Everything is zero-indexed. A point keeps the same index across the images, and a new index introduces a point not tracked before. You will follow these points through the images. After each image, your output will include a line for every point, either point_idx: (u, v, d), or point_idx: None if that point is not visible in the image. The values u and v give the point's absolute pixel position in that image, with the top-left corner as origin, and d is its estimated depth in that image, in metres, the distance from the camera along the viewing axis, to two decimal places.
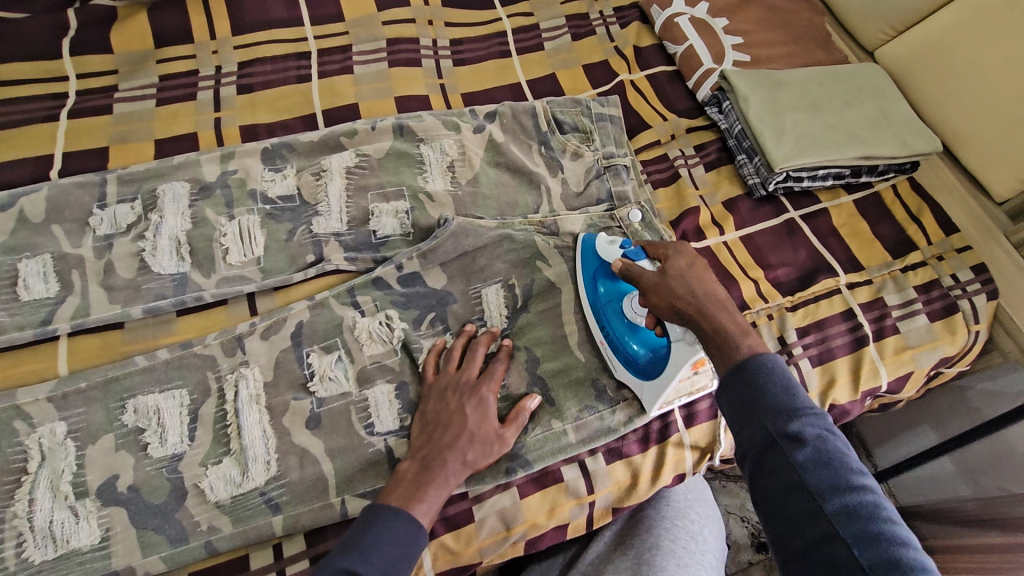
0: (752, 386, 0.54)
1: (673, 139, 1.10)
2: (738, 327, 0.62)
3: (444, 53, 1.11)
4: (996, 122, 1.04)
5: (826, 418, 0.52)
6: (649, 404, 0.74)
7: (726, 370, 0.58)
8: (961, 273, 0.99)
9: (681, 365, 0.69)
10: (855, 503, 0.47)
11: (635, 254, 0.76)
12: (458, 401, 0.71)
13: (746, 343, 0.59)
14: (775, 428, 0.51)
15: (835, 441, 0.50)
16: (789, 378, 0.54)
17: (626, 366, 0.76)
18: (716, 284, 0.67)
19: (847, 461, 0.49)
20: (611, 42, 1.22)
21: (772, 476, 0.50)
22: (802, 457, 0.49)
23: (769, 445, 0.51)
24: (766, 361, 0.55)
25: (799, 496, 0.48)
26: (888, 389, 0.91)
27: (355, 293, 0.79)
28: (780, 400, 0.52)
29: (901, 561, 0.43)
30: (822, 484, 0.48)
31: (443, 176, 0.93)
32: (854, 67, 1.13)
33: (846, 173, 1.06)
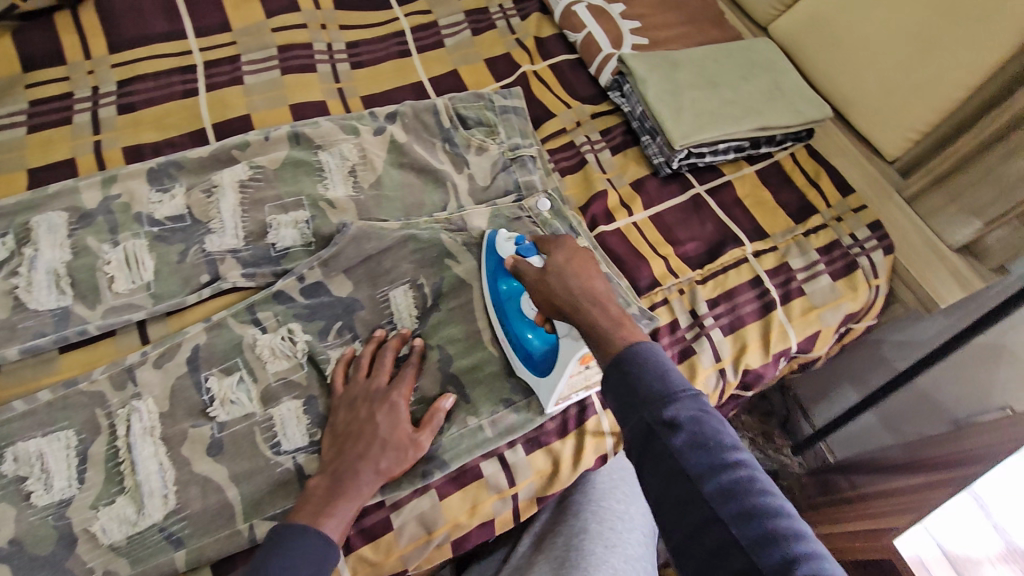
0: (629, 376, 0.55)
1: (578, 126, 1.11)
2: (612, 320, 0.62)
3: (340, 57, 1.09)
4: (878, 85, 1.09)
5: (700, 399, 0.53)
6: (545, 399, 0.74)
7: (607, 362, 0.58)
8: (859, 231, 1.04)
9: (568, 361, 0.70)
10: (732, 481, 0.48)
11: (527, 251, 0.77)
12: (368, 409, 0.69)
13: (619, 335, 0.60)
14: (652, 416, 0.51)
15: (710, 420, 0.51)
16: (662, 364, 0.55)
17: (524, 362, 0.76)
18: (593, 278, 0.68)
19: (721, 439, 0.50)
20: (512, 34, 1.23)
21: (654, 463, 0.50)
22: (679, 442, 0.50)
23: (648, 434, 0.51)
24: (641, 350, 0.56)
25: (680, 481, 0.49)
26: (798, 349, 0.95)
27: (255, 310, 0.77)
28: (655, 387, 0.53)
29: (774, 531, 0.45)
30: (699, 466, 0.49)
31: (345, 182, 0.91)
32: (747, 43, 1.17)
33: (747, 146, 1.09)
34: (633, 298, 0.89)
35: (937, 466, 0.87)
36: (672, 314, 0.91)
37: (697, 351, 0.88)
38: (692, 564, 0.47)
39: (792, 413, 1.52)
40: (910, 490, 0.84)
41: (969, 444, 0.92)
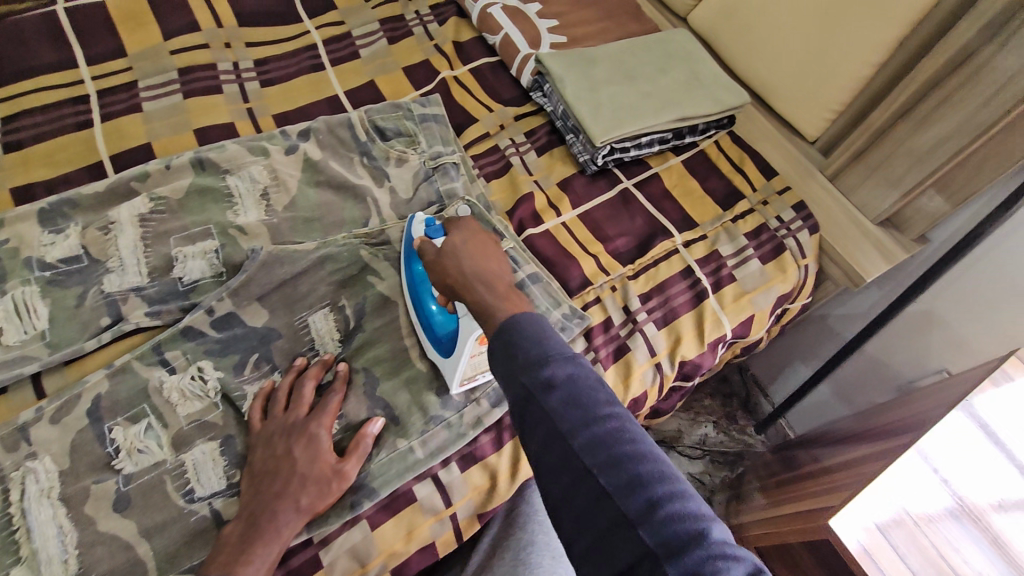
0: (508, 341, 0.54)
1: (502, 129, 1.09)
2: (497, 296, 0.63)
3: (248, 75, 1.05)
4: (793, 67, 1.10)
5: (575, 357, 0.52)
6: (450, 379, 0.73)
7: (491, 332, 0.58)
8: (785, 213, 1.05)
9: (466, 340, 0.70)
10: (605, 433, 0.48)
11: (434, 232, 0.79)
12: (286, 445, 0.66)
13: (501, 309, 0.60)
14: (529, 378, 0.51)
15: (585, 376, 0.51)
16: (541, 328, 0.55)
17: (432, 344, 0.75)
18: (485, 258, 0.71)
19: (595, 394, 0.50)
20: (430, 40, 1.20)
21: (530, 424, 0.50)
22: (553, 402, 0.49)
23: (524, 395, 0.50)
24: (522, 320, 0.56)
25: (556, 441, 0.49)
26: (734, 336, 0.95)
27: (162, 350, 0.73)
28: (532, 349, 0.52)
29: (641, 481, 0.46)
30: (574, 422, 0.49)
31: (257, 207, 0.87)
32: (663, 35, 1.18)
33: (670, 137, 1.09)
34: (563, 297, 0.88)
35: (878, 438, 0.89)
36: (605, 312, 0.90)
37: (632, 347, 0.87)
38: (569, 518, 0.47)
39: (751, 393, 1.57)
40: (855, 463, 0.84)
41: (907, 412, 0.96)
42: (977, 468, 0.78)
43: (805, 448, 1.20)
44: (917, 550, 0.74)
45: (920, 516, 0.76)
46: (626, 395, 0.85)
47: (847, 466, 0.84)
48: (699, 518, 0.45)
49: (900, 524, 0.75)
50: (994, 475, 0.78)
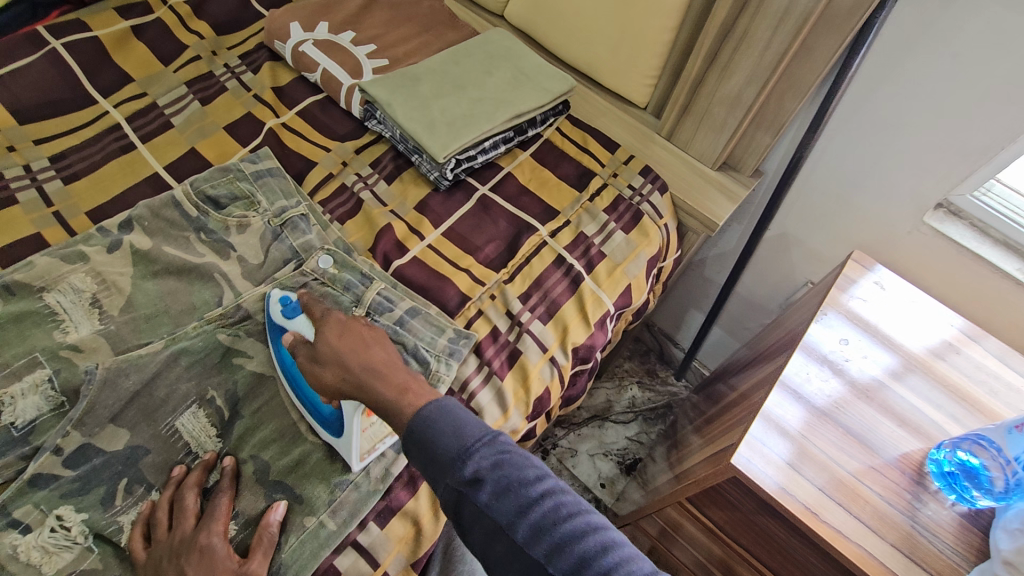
0: (426, 441, 0.58)
1: (345, 166, 1.06)
2: (396, 389, 0.64)
3: (45, 175, 0.94)
4: (606, 43, 1.15)
5: (496, 444, 0.57)
6: (348, 457, 0.70)
7: (402, 431, 0.61)
8: (635, 180, 1.10)
9: (353, 417, 0.68)
10: (540, 518, 0.53)
11: (292, 312, 0.77)
12: (175, 567, 0.60)
13: (405, 404, 0.62)
14: (455, 481, 0.55)
15: (509, 462, 0.56)
16: (453, 420, 0.58)
17: (320, 424, 0.72)
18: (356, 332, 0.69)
19: (521, 479, 0.55)
20: (248, 91, 1.14)
21: (471, 524, 0.55)
22: (483, 498, 0.54)
23: (457, 498, 0.55)
24: (430, 410, 0.59)
25: (497, 536, 0.53)
26: (617, 308, 0.99)
27: (9, 510, 0.63)
28: (451, 448, 0.57)
29: (585, 557, 0.51)
30: (509, 513, 0.54)
31: (89, 318, 0.79)
32: (480, 37, 1.19)
33: (513, 134, 1.10)
34: (445, 322, 0.87)
35: (768, 362, 0.96)
36: (490, 323, 0.90)
37: (523, 349, 0.88)
38: None
39: (662, 344, 1.65)
40: (752, 395, 0.89)
41: (783, 332, 1.05)
42: (831, 369, 0.84)
43: (722, 382, 1.27)
44: (813, 458, 0.76)
45: (806, 424, 0.78)
46: (529, 398, 0.86)
47: (747, 400, 0.89)
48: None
49: (792, 438, 0.77)
50: (858, 364, 0.86)
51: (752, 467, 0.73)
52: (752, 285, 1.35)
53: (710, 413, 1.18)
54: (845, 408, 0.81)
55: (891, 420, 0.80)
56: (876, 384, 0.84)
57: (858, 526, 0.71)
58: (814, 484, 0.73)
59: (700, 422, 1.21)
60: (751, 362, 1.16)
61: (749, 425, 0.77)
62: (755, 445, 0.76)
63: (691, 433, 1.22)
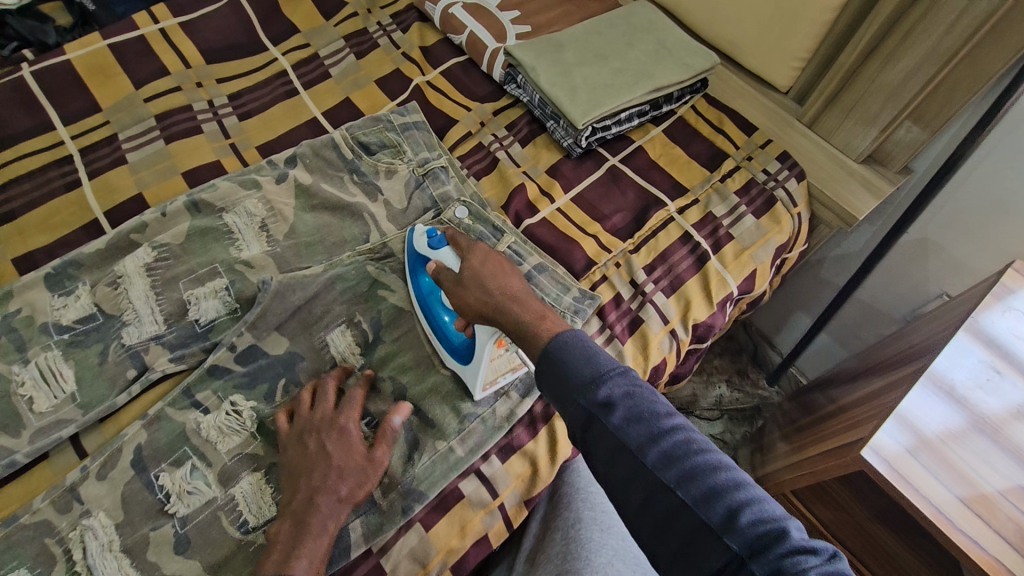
0: (561, 365, 0.60)
1: (483, 126, 1.10)
2: (534, 315, 0.68)
3: (224, 111, 1.05)
4: (756, 23, 1.11)
5: (629, 376, 0.58)
6: (472, 386, 0.75)
7: (536, 358, 0.63)
8: (771, 165, 1.07)
9: (486, 344, 0.72)
10: (672, 446, 0.54)
11: (436, 243, 0.80)
12: (317, 441, 0.69)
13: (544, 330, 0.65)
14: (588, 402, 0.57)
15: (641, 393, 0.57)
16: (589, 348, 0.60)
17: (448, 351, 0.78)
18: (510, 278, 0.73)
19: (653, 408, 0.56)
20: (397, 49, 1.20)
21: (598, 445, 0.56)
22: (616, 420, 0.55)
23: (588, 419, 0.56)
24: (567, 340, 0.61)
25: (625, 458, 0.55)
26: (740, 292, 0.98)
27: (192, 393, 0.75)
28: (587, 373, 0.58)
29: (715, 488, 0.52)
30: (640, 438, 0.55)
31: (258, 240, 0.88)
32: (624, 9, 1.18)
33: (648, 108, 1.10)
34: (571, 282, 0.90)
35: (893, 366, 0.91)
36: (614, 289, 0.92)
37: (645, 318, 0.90)
38: (653, 535, 0.53)
39: (758, 346, 1.57)
40: (872, 397, 0.86)
41: (912, 339, 0.99)
42: (955, 398, 0.78)
43: (820, 390, 1.20)
44: (954, 468, 0.73)
45: (948, 434, 0.75)
46: (647, 365, 0.88)
47: (865, 402, 0.86)
48: (774, 518, 0.50)
49: (932, 445, 0.74)
50: (989, 394, 0.79)
51: (883, 461, 0.73)
52: (873, 294, 1.26)
53: (802, 423, 1.10)
54: (968, 438, 0.75)
55: (1014, 453, 0.74)
56: (1006, 416, 0.77)
57: (1001, 544, 0.67)
58: (954, 494, 0.71)
59: (790, 429, 1.14)
60: (856, 370, 1.11)
61: (876, 428, 0.76)
62: (890, 443, 0.74)
63: (778, 441, 1.17)
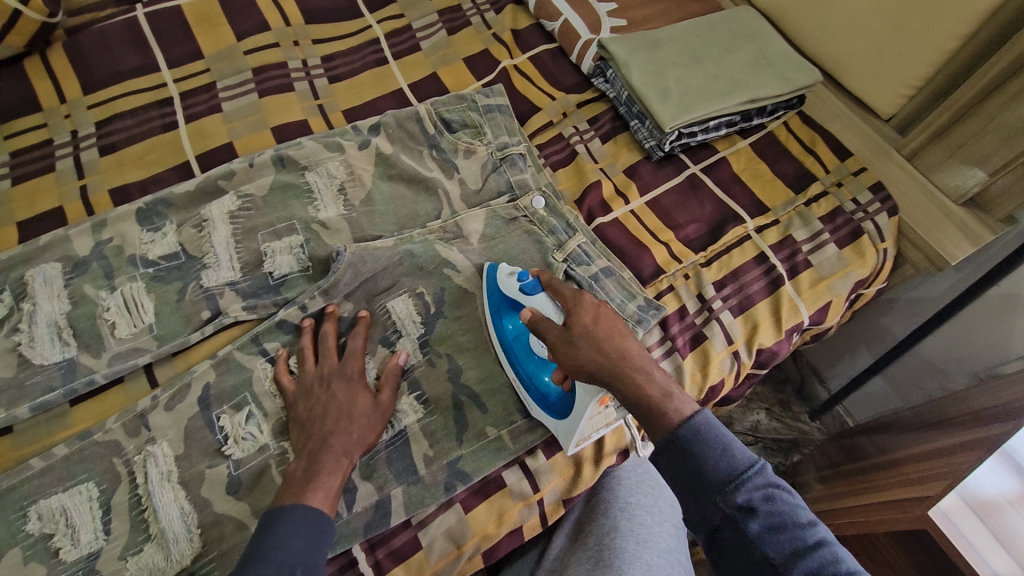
0: (693, 455, 0.57)
1: (565, 117, 1.09)
2: (660, 390, 0.63)
3: (317, 72, 1.07)
4: (868, 43, 1.05)
5: (768, 477, 0.56)
6: (566, 442, 0.72)
7: (662, 439, 0.60)
8: (861, 195, 1.02)
9: (588, 402, 0.68)
10: (818, 564, 0.51)
11: (530, 288, 0.77)
12: (327, 388, 0.72)
13: (671, 408, 0.61)
14: (726, 505, 0.54)
15: (782, 498, 0.55)
16: (724, 439, 0.57)
17: (539, 403, 0.74)
18: (626, 339, 0.68)
19: (796, 519, 0.53)
20: (489, 29, 1.19)
21: (737, 553, 0.54)
22: (755, 528, 0.53)
23: (725, 522, 0.54)
24: (700, 425, 0.59)
25: (764, 569, 0.52)
26: (811, 323, 0.94)
27: (260, 341, 0.78)
28: (724, 470, 0.56)
29: None
30: (781, 552, 0.52)
31: (335, 202, 0.89)
32: (727, 13, 1.14)
33: (738, 119, 1.06)
34: (638, 289, 0.88)
35: (955, 425, 0.84)
36: (679, 301, 0.91)
37: (709, 336, 0.88)
38: None
39: (806, 378, 1.50)
40: (930, 455, 0.81)
41: (968, 392, 0.92)
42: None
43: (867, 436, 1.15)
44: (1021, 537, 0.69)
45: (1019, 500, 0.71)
46: (705, 383, 0.86)
47: (926, 458, 0.81)
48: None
49: (1003, 508, 0.72)
50: None
51: (945, 519, 0.73)
52: (946, 344, 1.19)
53: (845, 467, 1.05)
54: None
55: None
56: None
57: None
58: (1016, 561, 0.67)
59: (830, 472, 1.10)
60: (908, 421, 1.00)
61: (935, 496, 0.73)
62: (956, 501, 0.74)
63: (815, 482, 1.13)
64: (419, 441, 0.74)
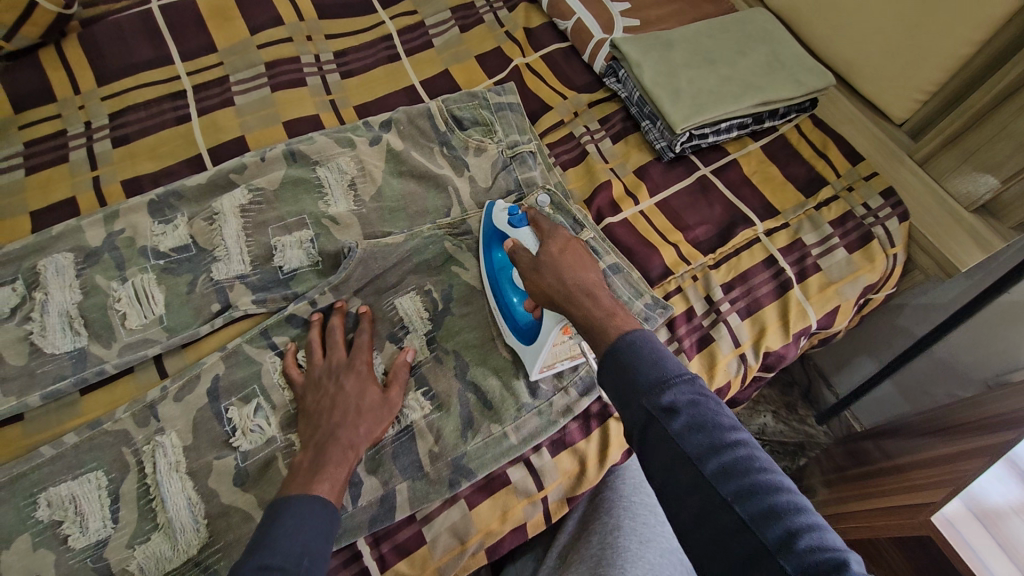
0: (626, 364, 0.56)
1: (576, 116, 1.08)
2: (604, 311, 0.65)
3: (329, 67, 1.08)
4: (883, 47, 1.04)
5: (696, 383, 0.54)
6: (530, 365, 0.76)
7: (603, 351, 0.60)
8: (873, 200, 1.01)
9: (551, 328, 0.72)
10: (732, 460, 0.49)
11: (517, 222, 0.80)
12: (335, 382, 0.72)
13: (612, 325, 0.62)
14: (651, 404, 0.53)
15: (707, 403, 0.53)
16: (657, 351, 0.57)
17: (511, 329, 0.79)
18: (586, 270, 0.71)
19: (719, 421, 0.52)
20: (501, 27, 1.19)
21: (655, 449, 0.52)
22: (676, 425, 0.51)
23: (648, 421, 0.52)
24: (637, 339, 0.58)
25: (681, 465, 0.50)
26: (819, 327, 0.93)
27: (270, 334, 0.78)
28: (652, 374, 0.54)
29: (778, 511, 0.46)
30: (700, 447, 0.50)
31: (345, 197, 0.90)
32: (741, 15, 1.14)
33: (749, 122, 1.06)
34: (645, 288, 0.88)
35: (961, 432, 0.84)
36: (687, 302, 0.91)
37: (716, 338, 0.88)
38: (700, 549, 0.48)
39: (813, 382, 1.49)
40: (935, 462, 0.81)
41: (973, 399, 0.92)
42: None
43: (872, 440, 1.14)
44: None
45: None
46: (711, 384, 0.86)
47: (932, 464, 0.81)
48: (837, 549, 0.43)
49: (1006, 516, 0.71)
50: None
51: (947, 524, 0.72)
52: (954, 350, 1.19)
53: (850, 471, 1.05)
54: None
55: None
56: None
57: None
58: (1019, 567, 0.66)
59: (835, 476, 1.09)
60: (916, 426, 0.99)
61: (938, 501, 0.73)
62: (960, 508, 0.73)
63: (820, 486, 1.13)
64: (425, 437, 0.74)
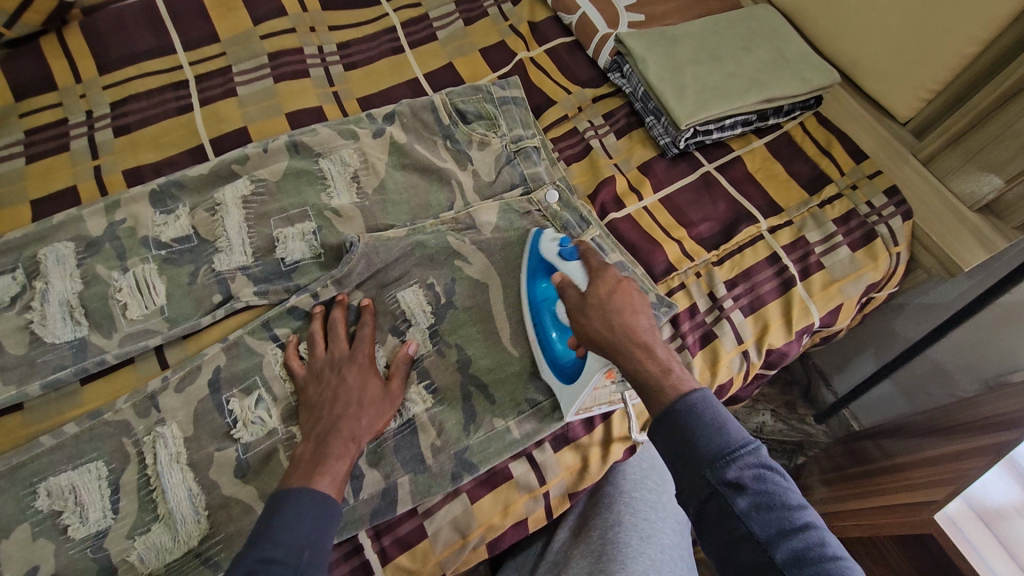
0: (686, 429, 0.56)
1: (580, 111, 1.08)
2: (659, 365, 0.62)
3: (333, 59, 1.07)
4: (888, 45, 1.04)
5: (762, 455, 0.54)
6: (566, 407, 0.74)
7: (659, 410, 0.59)
8: (876, 198, 1.01)
9: (595, 372, 0.70)
10: (802, 546, 0.50)
11: (568, 256, 0.77)
12: (337, 374, 0.72)
13: (668, 384, 0.60)
14: (716, 479, 0.53)
15: (773, 480, 0.53)
16: (719, 417, 0.56)
17: (550, 365, 0.76)
18: (637, 314, 0.67)
19: (785, 500, 0.52)
20: (506, 20, 1.19)
21: (720, 526, 0.52)
22: (743, 504, 0.51)
23: (712, 496, 0.53)
24: (697, 401, 0.57)
25: (748, 545, 0.51)
26: (821, 325, 0.93)
27: (271, 326, 0.78)
28: (715, 445, 0.54)
29: None
30: (769, 531, 0.51)
31: (348, 189, 0.89)
32: (746, 11, 1.13)
33: (754, 118, 1.06)
34: (649, 285, 0.88)
35: (962, 431, 0.84)
36: (691, 298, 0.90)
37: (718, 335, 0.88)
38: None
39: (813, 381, 1.49)
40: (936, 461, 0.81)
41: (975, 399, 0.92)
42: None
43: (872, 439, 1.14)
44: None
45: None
46: (713, 380, 0.86)
47: (932, 463, 0.81)
48: None
49: (1009, 515, 0.71)
50: None
51: (949, 523, 0.72)
52: (953, 350, 1.19)
53: (849, 471, 1.05)
54: None
55: None
56: None
57: None
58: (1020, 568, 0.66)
59: (833, 475, 1.09)
60: (916, 426, 0.99)
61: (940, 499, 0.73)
62: (962, 507, 0.73)
63: (819, 485, 1.13)
64: (427, 431, 0.74)
